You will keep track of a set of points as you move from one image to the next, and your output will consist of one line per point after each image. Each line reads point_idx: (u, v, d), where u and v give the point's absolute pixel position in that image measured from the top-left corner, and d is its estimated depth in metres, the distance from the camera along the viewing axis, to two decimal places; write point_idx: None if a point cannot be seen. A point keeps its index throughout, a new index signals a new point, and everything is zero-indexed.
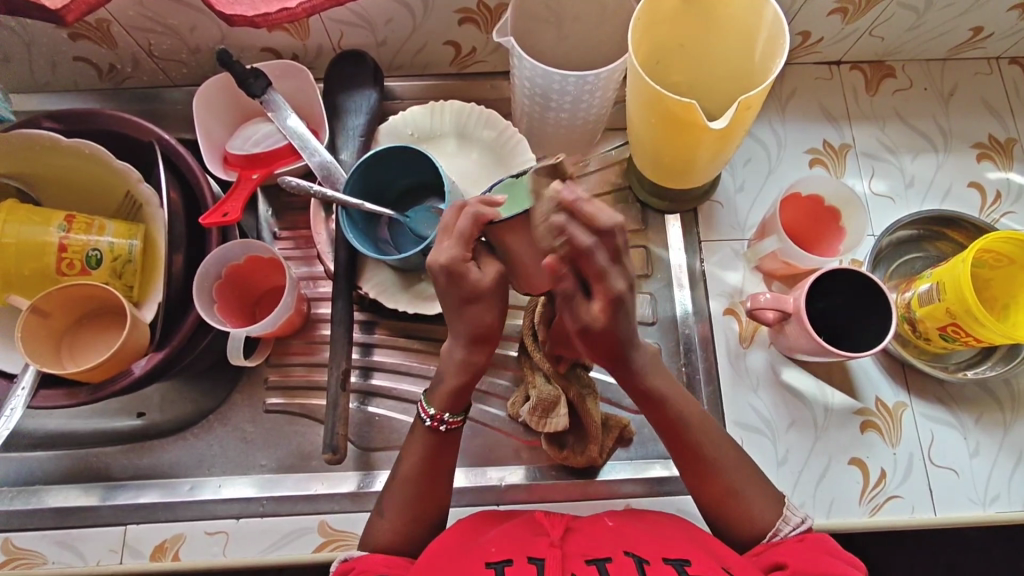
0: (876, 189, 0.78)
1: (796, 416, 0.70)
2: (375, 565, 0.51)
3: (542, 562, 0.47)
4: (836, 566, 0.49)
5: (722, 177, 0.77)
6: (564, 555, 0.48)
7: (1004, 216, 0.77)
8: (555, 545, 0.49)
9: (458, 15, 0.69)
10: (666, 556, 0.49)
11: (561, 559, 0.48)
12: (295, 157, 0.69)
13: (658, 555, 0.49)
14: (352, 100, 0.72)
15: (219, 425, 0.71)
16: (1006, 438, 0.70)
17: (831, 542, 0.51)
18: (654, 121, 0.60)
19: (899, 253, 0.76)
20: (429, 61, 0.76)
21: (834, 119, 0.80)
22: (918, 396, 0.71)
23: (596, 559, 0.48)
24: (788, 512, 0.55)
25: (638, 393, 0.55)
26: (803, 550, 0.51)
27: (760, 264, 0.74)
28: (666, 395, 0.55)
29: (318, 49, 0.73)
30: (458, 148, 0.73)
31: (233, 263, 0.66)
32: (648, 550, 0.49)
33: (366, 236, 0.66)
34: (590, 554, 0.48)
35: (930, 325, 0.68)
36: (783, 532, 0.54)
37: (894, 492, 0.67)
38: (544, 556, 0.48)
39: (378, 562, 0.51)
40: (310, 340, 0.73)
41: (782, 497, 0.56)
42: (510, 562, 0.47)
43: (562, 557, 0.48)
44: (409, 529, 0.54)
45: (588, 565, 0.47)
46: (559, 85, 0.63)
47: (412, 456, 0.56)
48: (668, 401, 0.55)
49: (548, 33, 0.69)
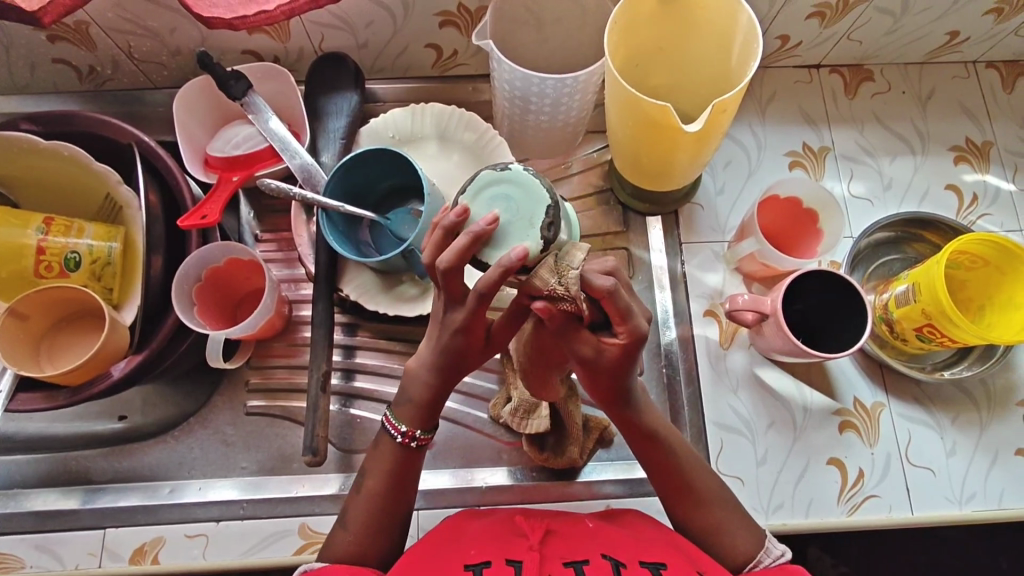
0: (855, 191, 0.79)
1: (776, 417, 0.71)
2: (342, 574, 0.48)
3: (520, 564, 0.48)
4: None
5: (702, 179, 0.78)
6: (542, 557, 0.49)
7: (980, 218, 0.78)
8: (534, 548, 0.49)
9: (439, 18, 0.70)
10: (643, 559, 0.50)
11: (540, 560, 0.48)
12: (276, 159, 0.69)
13: (635, 558, 0.50)
14: (333, 102, 0.72)
15: (200, 427, 0.70)
16: (982, 438, 0.70)
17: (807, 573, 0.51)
18: (632, 124, 0.61)
19: (877, 254, 0.76)
20: (411, 64, 0.76)
21: (814, 122, 0.81)
22: (896, 396, 0.72)
23: (574, 561, 0.48)
24: (769, 544, 0.55)
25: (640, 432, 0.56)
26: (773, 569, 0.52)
27: (739, 266, 0.74)
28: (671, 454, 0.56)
29: (299, 51, 0.73)
30: (439, 151, 0.73)
31: (213, 266, 0.66)
32: (625, 552, 0.50)
33: (347, 238, 0.66)
34: (570, 556, 0.49)
35: (907, 326, 0.69)
36: (764, 563, 0.54)
37: (871, 492, 0.68)
38: (523, 558, 0.48)
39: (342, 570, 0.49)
40: (292, 343, 0.73)
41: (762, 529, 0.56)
42: (489, 564, 0.48)
43: (540, 559, 0.49)
44: (379, 526, 0.53)
45: (566, 567, 0.48)
46: (538, 88, 0.63)
47: (377, 469, 0.55)
48: (653, 438, 0.56)
49: (527, 35, 0.69)
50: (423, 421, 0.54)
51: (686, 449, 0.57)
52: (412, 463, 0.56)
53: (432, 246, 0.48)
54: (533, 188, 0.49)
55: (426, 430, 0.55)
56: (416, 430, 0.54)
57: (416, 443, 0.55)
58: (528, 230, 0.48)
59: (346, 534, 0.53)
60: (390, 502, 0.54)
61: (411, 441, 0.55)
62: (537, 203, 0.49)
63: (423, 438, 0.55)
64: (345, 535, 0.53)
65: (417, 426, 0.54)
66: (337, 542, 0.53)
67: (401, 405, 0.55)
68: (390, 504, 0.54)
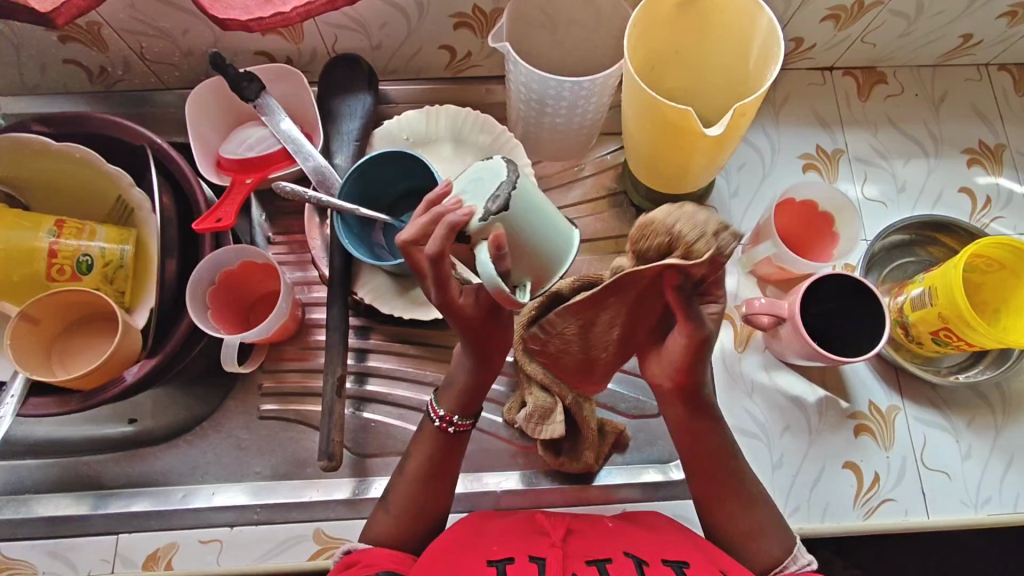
0: (869, 193, 0.79)
1: (791, 421, 0.70)
2: (380, 559, 0.52)
3: (543, 561, 0.48)
4: None
5: (717, 182, 0.78)
6: (565, 555, 0.49)
7: (994, 221, 0.78)
8: (557, 545, 0.50)
9: (453, 19, 0.69)
10: (664, 557, 0.50)
11: (562, 557, 0.49)
12: (289, 161, 0.69)
13: (657, 558, 0.50)
14: (346, 103, 0.71)
15: (213, 431, 0.70)
16: (998, 441, 0.70)
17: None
18: (651, 128, 0.60)
19: (891, 258, 0.76)
20: (423, 65, 0.76)
21: (827, 124, 0.81)
22: (911, 400, 0.71)
23: (596, 559, 0.48)
24: (797, 551, 0.55)
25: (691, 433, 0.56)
26: None
27: (755, 269, 0.74)
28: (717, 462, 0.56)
29: (312, 52, 0.73)
30: (453, 153, 0.72)
31: (227, 268, 0.65)
32: (646, 552, 0.51)
33: (361, 241, 0.65)
34: (592, 554, 0.49)
35: (922, 329, 0.69)
36: (790, 569, 0.54)
37: (887, 495, 0.68)
38: (545, 555, 0.49)
39: (385, 558, 0.53)
40: (305, 346, 0.72)
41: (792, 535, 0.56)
42: (512, 560, 0.48)
43: (563, 557, 0.49)
44: (416, 513, 0.56)
45: (589, 565, 0.48)
46: (555, 90, 0.63)
47: (418, 455, 0.58)
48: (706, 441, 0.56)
49: (543, 37, 0.69)
50: (461, 407, 0.58)
51: (732, 446, 0.57)
52: (452, 447, 0.59)
53: (416, 225, 0.47)
54: (505, 168, 0.48)
55: (464, 417, 0.58)
56: (455, 416, 0.58)
57: (455, 429, 0.58)
58: (479, 201, 0.47)
59: (386, 518, 0.56)
60: (428, 489, 0.57)
61: (451, 426, 0.58)
62: (495, 177, 0.48)
63: (462, 424, 0.58)
64: (386, 517, 0.56)
65: (456, 411, 0.58)
66: (379, 523, 0.56)
67: (444, 391, 0.59)
68: (431, 489, 0.57)
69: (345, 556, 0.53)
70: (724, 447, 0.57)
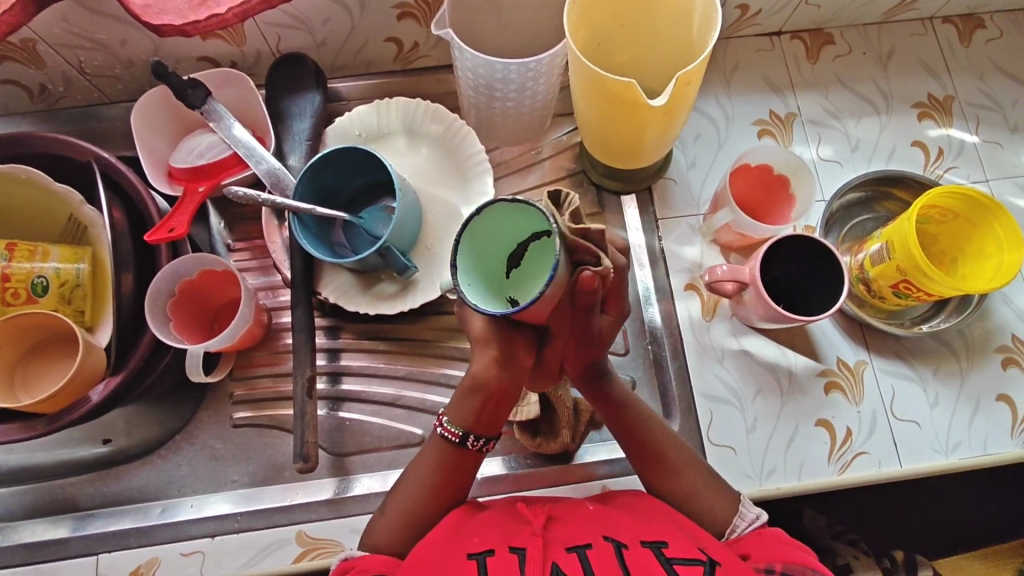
0: (824, 154, 0.79)
1: (762, 384, 0.71)
2: (375, 564, 0.52)
3: (523, 552, 0.48)
4: (793, 553, 0.51)
5: (674, 154, 0.78)
6: (545, 543, 0.50)
7: (948, 172, 0.79)
8: (537, 534, 0.50)
9: (396, 10, 0.69)
10: (644, 539, 0.51)
11: (543, 547, 0.49)
12: (241, 166, 0.68)
13: (636, 538, 0.51)
14: (295, 103, 0.71)
15: (187, 444, 0.69)
16: (963, 388, 0.72)
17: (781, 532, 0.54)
18: (598, 104, 0.60)
19: (850, 215, 0.77)
20: (372, 59, 0.75)
21: (778, 89, 0.82)
22: (878, 353, 0.73)
23: (576, 546, 0.49)
24: (743, 509, 0.57)
25: (601, 400, 0.61)
26: (764, 541, 0.53)
27: (716, 237, 0.74)
28: (641, 421, 0.60)
29: (256, 54, 0.72)
30: (407, 145, 0.72)
31: (186, 279, 0.65)
32: (626, 534, 0.51)
33: (321, 240, 0.65)
34: (572, 542, 0.50)
35: (883, 283, 0.70)
36: (740, 529, 0.56)
37: (861, 449, 0.69)
38: (526, 546, 0.49)
39: (377, 562, 0.53)
40: (274, 351, 0.72)
41: (738, 495, 0.58)
42: (492, 553, 0.49)
43: (544, 546, 0.49)
44: (409, 523, 0.56)
45: (569, 553, 0.48)
46: (502, 74, 0.63)
47: (423, 460, 0.58)
48: (621, 406, 0.60)
49: (487, 22, 0.68)
50: (460, 416, 0.56)
51: (654, 420, 0.61)
52: (458, 463, 0.57)
53: None
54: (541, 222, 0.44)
55: (453, 424, 0.56)
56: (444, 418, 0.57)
57: (441, 431, 0.57)
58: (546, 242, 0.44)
59: (383, 524, 0.56)
60: (429, 493, 0.56)
61: (439, 428, 0.57)
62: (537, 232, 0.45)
63: (450, 431, 0.56)
64: (383, 523, 0.57)
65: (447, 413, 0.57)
66: (376, 530, 0.56)
67: (453, 408, 0.57)
68: (432, 493, 0.56)
69: (341, 563, 0.53)
70: (649, 425, 0.60)
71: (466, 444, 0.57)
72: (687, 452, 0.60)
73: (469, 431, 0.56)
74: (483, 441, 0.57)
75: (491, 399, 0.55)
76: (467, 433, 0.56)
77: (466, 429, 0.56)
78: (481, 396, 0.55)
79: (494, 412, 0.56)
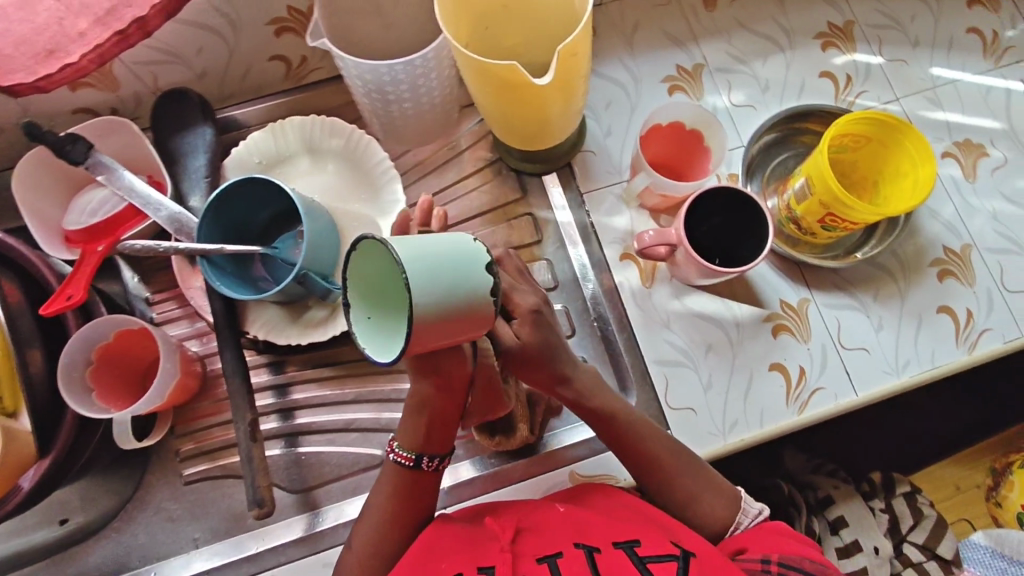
0: (736, 100, 0.79)
1: (712, 340, 0.71)
2: None
3: (492, 570, 0.47)
4: (788, 543, 0.54)
5: (588, 126, 0.77)
6: (515, 556, 0.47)
7: (858, 97, 0.79)
8: (506, 549, 0.48)
9: (272, 27, 0.66)
10: (617, 540, 0.50)
11: (512, 561, 0.47)
12: (140, 216, 0.65)
13: (609, 541, 0.50)
14: (187, 141, 0.67)
15: (140, 511, 0.67)
16: (904, 307, 0.73)
17: (785, 525, 0.56)
18: (491, 91, 0.58)
19: (770, 157, 0.77)
20: (261, 80, 0.72)
21: (681, 43, 0.81)
22: (818, 289, 0.73)
23: (547, 556, 0.47)
24: (746, 505, 0.58)
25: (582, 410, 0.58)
26: (761, 536, 0.55)
27: (642, 202, 0.74)
28: (630, 427, 0.58)
29: (136, 96, 0.68)
30: (313, 164, 0.69)
31: (101, 344, 0.62)
32: (599, 538, 0.50)
33: (238, 279, 0.63)
34: (542, 551, 0.48)
35: (811, 220, 0.70)
36: (744, 524, 0.58)
37: (817, 384, 0.70)
38: (494, 563, 0.47)
39: None
40: (216, 399, 0.69)
41: (738, 492, 0.59)
42: None
43: (513, 559, 0.47)
44: (374, 548, 0.55)
45: (539, 564, 0.46)
46: (389, 75, 0.60)
47: (384, 487, 0.56)
48: (607, 416, 0.58)
49: (368, 23, 0.65)
50: (408, 438, 0.55)
51: (648, 427, 0.59)
52: (415, 486, 0.56)
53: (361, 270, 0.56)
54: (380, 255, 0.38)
55: (404, 447, 0.55)
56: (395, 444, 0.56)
57: (394, 457, 0.55)
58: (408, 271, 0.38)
59: (352, 557, 0.56)
60: (388, 516, 0.55)
61: (391, 453, 0.56)
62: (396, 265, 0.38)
63: (402, 454, 0.55)
64: (352, 556, 0.56)
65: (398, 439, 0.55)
66: (345, 562, 0.56)
67: (401, 432, 0.55)
68: (394, 517, 0.55)
69: None
70: (639, 432, 0.58)
71: (422, 465, 0.55)
72: (680, 453, 0.59)
73: (422, 451, 0.55)
74: (438, 461, 0.56)
75: (435, 419, 0.54)
76: (420, 454, 0.55)
77: (418, 450, 0.55)
78: (426, 416, 0.54)
79: (443, 429, 0.55)
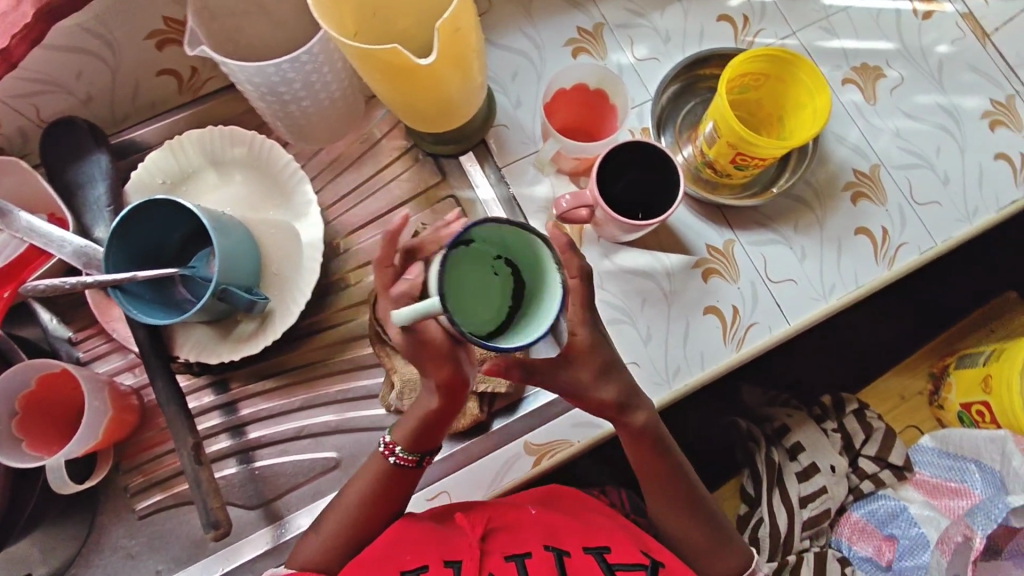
0: (639, 55, 0.80)
1: (646, 293, 0.72)
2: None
3: (459, 565, 0.49)
4: None
5: (497, 100, 0.77)
6: (483, 555, 0.50)
7: (757, 36, 0.81)
8: (474, 546, 0.50)
9: (152, 40, 0.64)
10: (586, 545, 0.53)
11: (479, 558, 0.50)
12: (43, 256, 0.62)
13: (578, 544, 0.53)
14: (83, 171, 0.65)
15: (97, 554, 0.65)
16: (824, 233, 0.75)
17: None
18: (384, 80, 0.57)
19: (679, 106, 0.79)
20: (154, 97, 0.70)
21: (579, 3, 0.80)
22: (741, 228, 0.75)
23: (515, 555, 0.50)
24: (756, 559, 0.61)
25: (635, 437, 0.57)
26: None
27: (559, 168, 0.74)
28: (672, 467, 0.59)
29: (21, 131, 0.66)
30: (219, 177, 0.68)
31: (24, 392, 0.60)
32: (570, 540, 0.53)
33: (158, 303, 0.61)
34: (510, 549, 0.51)
35: (724, 162, 0.71)
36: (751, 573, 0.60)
37: (751, 321, 0.72)
38: (461, 558, 0.50)
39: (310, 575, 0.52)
40: (159, 428, 0.68)
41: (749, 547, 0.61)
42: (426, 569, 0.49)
43: (480, 557, 0.50)
44: (337, 546, 0.55)
45: (506, 562, 0.49)
46: (279, 76, 0.59)
47: (358, 485, 0.57)
48: (658, 455, 0.58)
49: (252, 25, 0.64)
50: (408, 442, 0.55)
51: (683, 468, 0.59)
52: (403, 478, 0.57)
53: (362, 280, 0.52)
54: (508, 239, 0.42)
55: (406, 451, 0.55)
56: (396, 446, 0.55)
57: (395, 459, 0.56)
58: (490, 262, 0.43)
59: (314, 543, 0.56)
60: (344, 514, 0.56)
61: (392, 455, 0.56)
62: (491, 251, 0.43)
63: (405, 458, 0.56)
64: (315, 543, 0.56)
65: (400, 441, 0.55)
66: (306, 549, 0.56)
67: (399, 427, 0.56)
68: (352, 515, 0.56)
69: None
70: (679, 473, 0.59)
71: (423, 464, 0.56)
72: (708, 500, 0.60)
73: (422, 452, 0.56)
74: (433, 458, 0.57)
75: (429, 424, 0.54)
76: (421, 454, 0.56)
77: (418, 452, 0.56)
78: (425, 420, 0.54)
79: (431, 432, 0.55)
